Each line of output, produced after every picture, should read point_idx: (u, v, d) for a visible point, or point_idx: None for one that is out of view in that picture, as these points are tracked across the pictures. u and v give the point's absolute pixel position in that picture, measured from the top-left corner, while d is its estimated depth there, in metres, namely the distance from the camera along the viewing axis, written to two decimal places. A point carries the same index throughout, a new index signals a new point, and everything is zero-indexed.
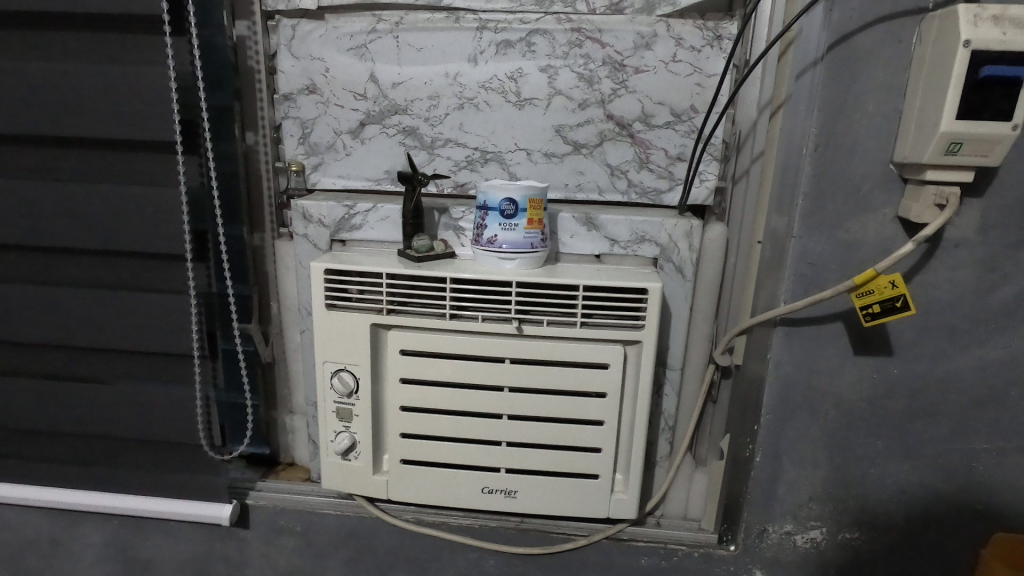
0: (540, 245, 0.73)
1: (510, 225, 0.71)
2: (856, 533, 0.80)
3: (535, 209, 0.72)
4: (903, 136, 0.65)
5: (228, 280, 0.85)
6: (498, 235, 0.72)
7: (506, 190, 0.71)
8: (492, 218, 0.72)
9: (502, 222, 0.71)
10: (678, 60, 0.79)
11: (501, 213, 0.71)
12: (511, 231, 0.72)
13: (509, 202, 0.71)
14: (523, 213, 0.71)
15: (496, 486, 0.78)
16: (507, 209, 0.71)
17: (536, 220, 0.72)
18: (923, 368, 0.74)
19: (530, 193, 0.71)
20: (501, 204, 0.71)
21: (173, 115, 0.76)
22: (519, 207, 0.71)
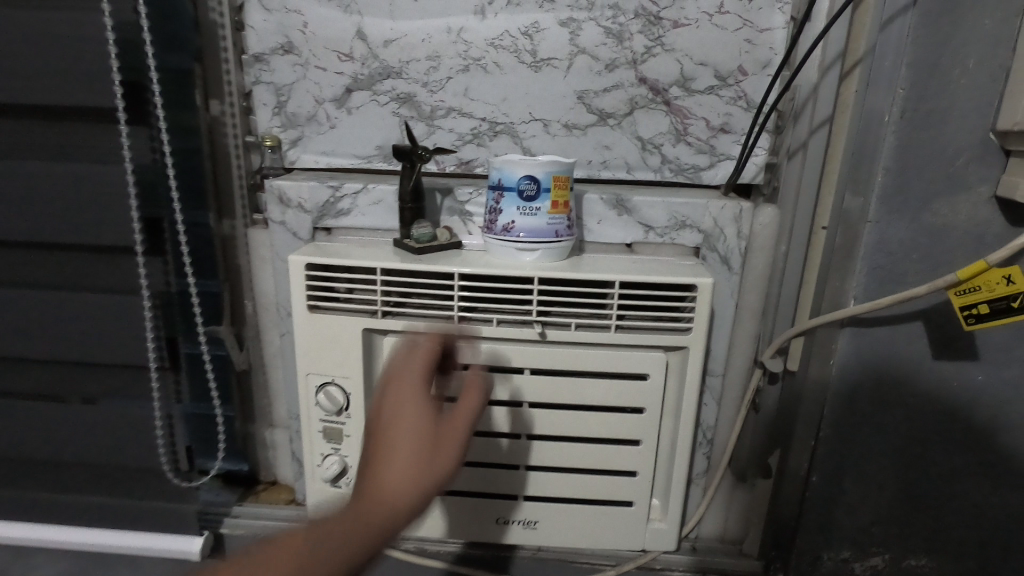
0: (566, 232, 0.61)
1: (530, 209, 0.59)
2: (924, 559, 0.70)
3: (561, 189, 0.59)
4: (1013, 98, 0.52)
5: (188, 275, 0.71)
6: (516, 221, 0.59)
7: (526, 166, 0.58)
8: (508, 200, 0.59)
9: (520, 205, 0.59)
10: (725, 12, 0.66)
11: (520, 194, 0.59)
12: (531, 216, 0.59)
13: (530, 180, 0.59)
14: (546, 194, 0.59)
15: (513, 516, 0.67)
16: (527, 190, 0.59)
17: (561, 203, 0.60)
18: (1013, 376, 0.63)
19: (556, 169, 0.59)
20: (519, 183, 0.59)
21: (112, 75, 0.62)
22: (542, 186, 0.59)
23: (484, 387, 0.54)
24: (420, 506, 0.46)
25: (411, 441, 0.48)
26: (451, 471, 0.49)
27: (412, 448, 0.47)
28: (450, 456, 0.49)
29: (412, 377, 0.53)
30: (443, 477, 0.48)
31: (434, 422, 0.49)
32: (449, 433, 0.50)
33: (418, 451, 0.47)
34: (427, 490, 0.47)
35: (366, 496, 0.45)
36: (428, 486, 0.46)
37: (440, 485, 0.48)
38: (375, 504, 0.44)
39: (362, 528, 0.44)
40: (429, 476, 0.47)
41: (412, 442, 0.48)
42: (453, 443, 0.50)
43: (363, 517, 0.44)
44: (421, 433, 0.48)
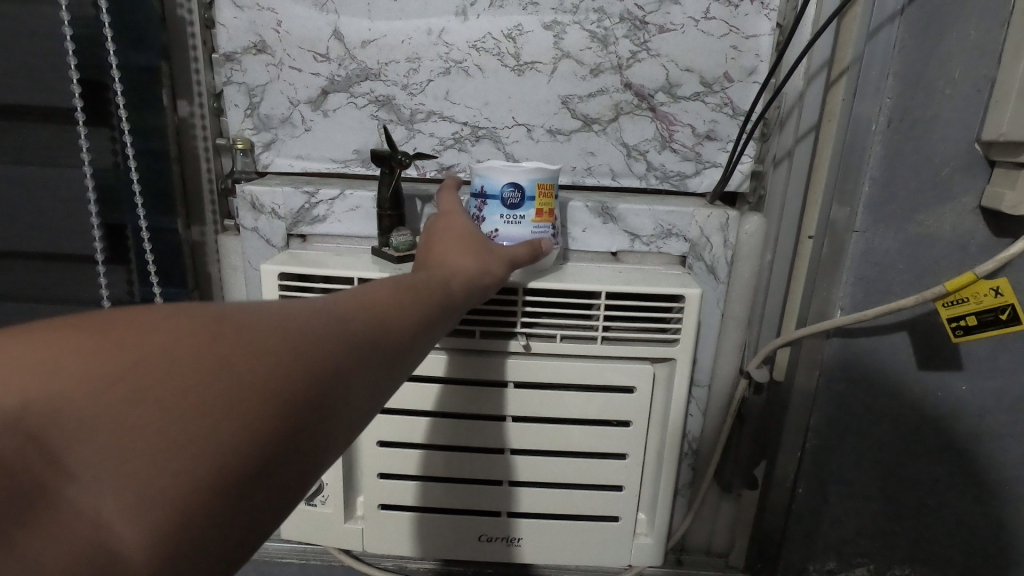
0: (551, 243, 0.59)
1: (514, 217, 0.57)
2: (908, 569, 0.70)
3: (545, 197, 0.58)
4: (999, 109, 0.52)
5: (154, 283, 0.68)
6: (499, 230, 0.57)
7: (509, 174, 0.56)
8: (491, 207, 0.57)
9: (503, 213, 0.57)
10: (711, 18, 0.65)
11: (503, 202, 0.57)
12: (515, 224, 0.57)
13: (514, 187, 0.57)
14: (530, 203, 0.57)
15: (496, 534, 0.65)
16: (511, 197, 0.57)
17: (545, 211, 0.58)
18: (996, 385, 0.63)
19: (541, 177, 0.57)
20: (503, 191, 0.57)
21: (69, 73, 0.59)
22: (526, 194, 0.57)
23: (545, 252, 0.57)
24: (479, 288, 0.47)
25: (468, 252, 0.49)
26: (503, 269, 0.51)
27: (469, 267, 0.47)
28: (504, 263, 0.51)
29: (468, 224, 0.54)
30: (495, 263, 0.50)
31: (490, 245, 0.51)
32: (505, 252, 0.52)
33: (474, 268, 0.48)
34: (485, 284, 0.48)
35: (432, 275, 0.44)
36: (473, 262, 0.48)
37: (493, 271, 0.49)
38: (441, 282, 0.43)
39: (434, 291, 0.42)
40: (482, 265, 0.49)
41: (466, 257, 0.48)
42: (507, 262, 0.52)
43: (433, 287, 0.42)
44: (479, 250, 0.50)
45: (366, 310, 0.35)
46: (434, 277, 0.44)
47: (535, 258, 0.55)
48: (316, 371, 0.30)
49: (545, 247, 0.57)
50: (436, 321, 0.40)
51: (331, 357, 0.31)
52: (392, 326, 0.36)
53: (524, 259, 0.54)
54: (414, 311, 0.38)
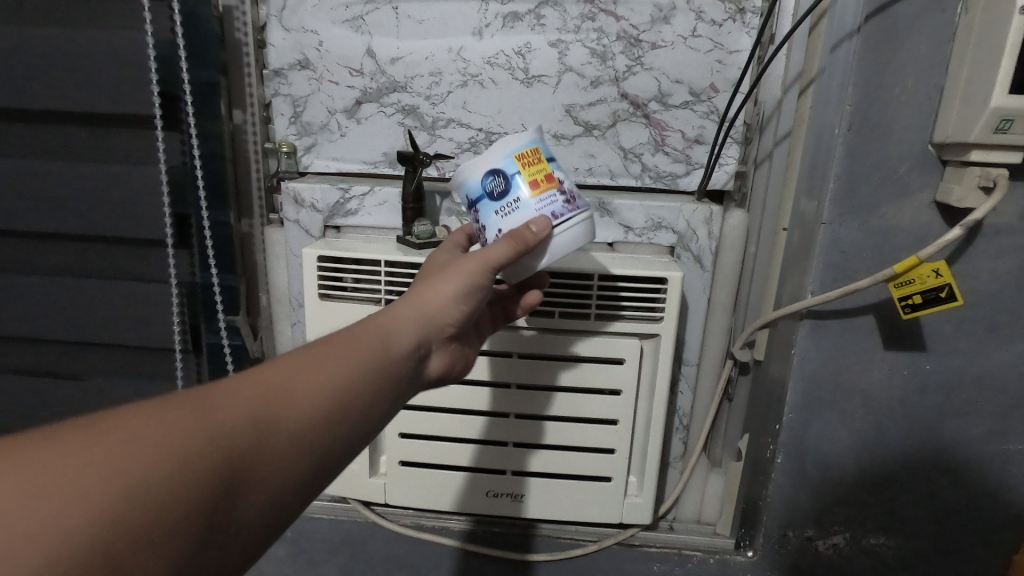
0: (564, 211, 0.51)
1: (508, 205, 0.51)
2: (883, 538, 0.76)
3: (529, 165, 0.51)
4: (945, 114, 0.59)
5: (212, 269, 0.79)
6: (502, 228, 0.51)
7: (481, 163, 0.51)
8: (484, 210, 0.52)
9: (496, 208, 0.51)
10: (698, 35, 0.73)
11: (489, 197, 0.51)
12: (515, 212, 0.51)
13: (495, 173, 0.51)
14: (517, 178, 0.51)
15: (502, 490, 0.74)
16: (496, 186, 0.51)
17: (538, 181, 0.51)
18: (958, 364, 0.69)
19: (512, 147, 0.51)
20: (483, 185, 0.51)
21: (151, 86, 0.71)
22: (508, 175, 0.51)
23: (538, 234, 0.49)
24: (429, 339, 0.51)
25: (421, 296, 0.52)
26: (462, 303, 0.52)
27: (417, 319, 0.50)
28: (464, 294, 0.52)
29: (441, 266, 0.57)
30: (453, 300, 0.52)
31: (449, 279, 0.53)
32: (478, 258, 0.51)
33: (421, 318, 0.51)
34: (439, 328, 0.52)
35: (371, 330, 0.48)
36: (422, 312, 0.51)
37: (446, 314, 0.52)
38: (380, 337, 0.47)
39: (367, 346, 0.46)
40: (432, 311, 0.51)
41: (415, 305, 0.51)
42: (474, 290, 0.52)
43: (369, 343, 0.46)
44: (434, 292, 0.52)
45: (272, 400, 0.39)
46: (371, 331, 0.47)
47: (524, 256, 0.50)
48: (205, 474, 0.34)
49: (530, 233, 0.49)
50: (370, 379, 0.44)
51: (226, 460, 0.35)
52: (304, 418, 0.40)
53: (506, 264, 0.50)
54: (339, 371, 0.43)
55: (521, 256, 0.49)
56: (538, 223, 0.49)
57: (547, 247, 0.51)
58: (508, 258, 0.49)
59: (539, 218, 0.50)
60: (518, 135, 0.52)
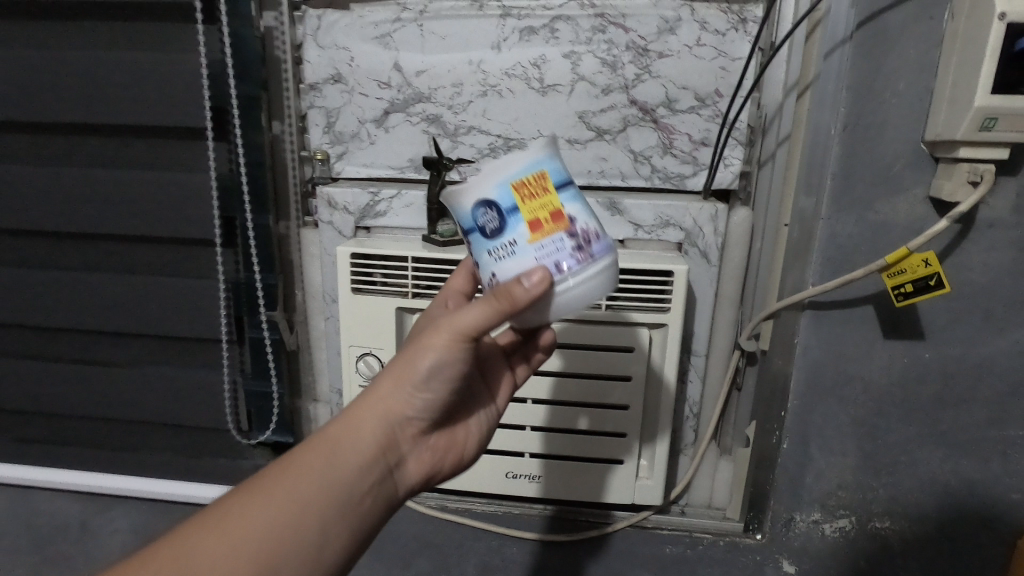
0: (570, 260, 0.48)
1: (502, 245, 0.48)
2: (887, 522, 0.79)
3: (527, 201, 0.48)
4: (935, 114, 0.64)
5: (255, 269, 0.86)
6: (496, 272, 0.49)
7: (476, 195, 0.49)
8: (477, 246, 0.50)
9: (491, 246, 0.49)
10: (702, 45, 0.78)
11: (483, 232, 0.49)
12: (510, 256, 0.48)
13: (490, 208, 0.48)
14: (514, 216, 0.48)
15: (521, 471, 0.81)
16: (489, 223, 0.49)
17: (538, 221, 0.48)
18: (956, 353, 0.72)
19: (509, 179, 0.48)
20: (478, 219, 0.49)
21: (203, 101, 0.79)
22: (505, 212, 0.48)
23: (532, 290, 0.46)
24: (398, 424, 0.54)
25: (374, 392, 0.53)
26: (422, 391, 0.53)
27: (373, 421, 0.53)
28: (423, 381, 0.52)
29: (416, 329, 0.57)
30: (408, 394, 0.53)
31: (399, 366, 0.53)
32: (450, 327, 0.50)
33: (376, 417, 0.53)
34: (401, 419, 0.54)
35: (317, 442, 0.52)
36: (373, 411, 0.53)
37: (406, 407, 0.54)
38: (326, 453, 0.51)
39: (314, 465, 0.50)
40: (386, 405, 0.53)
41: (367, 407, 0.53)
42: (432, 377, 0.52)
43: (317, 459, 0.50)
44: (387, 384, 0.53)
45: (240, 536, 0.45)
46: (321, 444, 0.51)
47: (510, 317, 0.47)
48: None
49: (519, 291, 0.46)
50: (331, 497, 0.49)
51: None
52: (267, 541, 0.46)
53: (490, 324, 0.48)
54: (284, 501, 0.48)
55: (508, 316, 0.47)
56: (532, 273, 0.46)
57: (550, 297, 0.48)
58: (491, 321, 0.48)
59: (536, 268, 0.47)
60: (519, 164, 0.48)
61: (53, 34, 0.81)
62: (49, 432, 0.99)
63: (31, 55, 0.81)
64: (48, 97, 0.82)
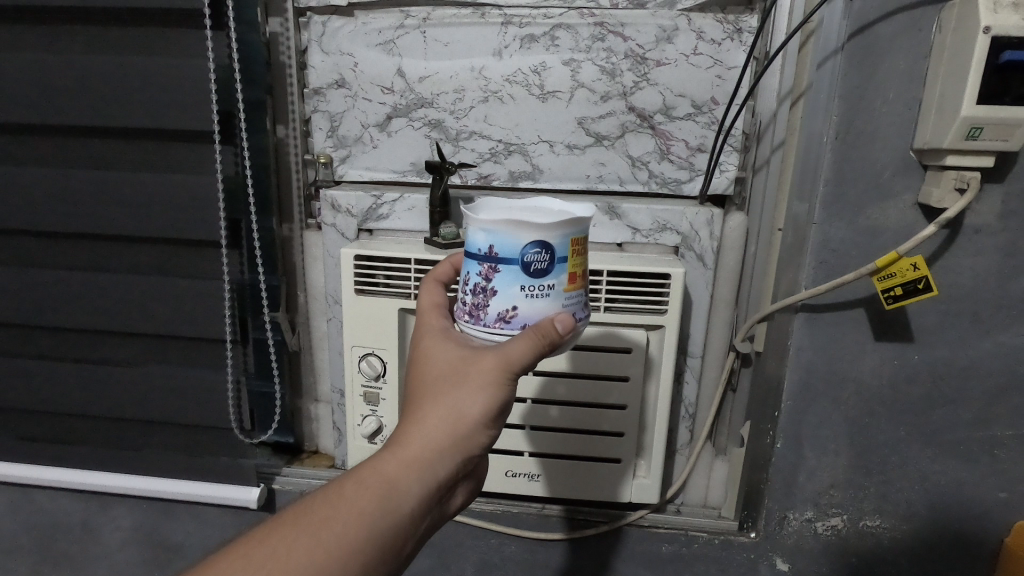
0: (583, 314, 0.54)
1: (543, 287, 0.51)
2: (878, 521, 0.80)
3: (575, 256, 0.53)
4: (924, 122, 0.66)
5: (260, 270, 0.88)
6: (519, 306, 0.52)
7: (540, 234, 0.51)
8: (511, 277, 0.51)
9: (530, 283, 0.51)
10: (699, 53, 0.80)
11: (529, 269, 0.51)
12: (542, 297, 0.52)
13: (544, 250, 0.51)
14: (561, 266, 0.52)
15: (520, 470, 0.82)
16: (537, 263, 0.51)
17: (575, 275, 0.53)
18: (944, 355, 0.74)
19: (569, 232, 0.52)
20: (528, 255, 0.51)
21: (211, 105, 0.80)
22: (556, 258, 0.51)
23: (567, 333, 0.51)
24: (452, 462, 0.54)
25: (435, 428, 0.53)
26: (485, 427, 0.54)
27: (438, 461, 0.52)
28: (487, 418, 0.53)
29: (463, 353, 0.54)
30: (473, 432, 0.53)
31: (464, 404, 0.52)
32: (500, 362, 0.51)
33: (439, 456, 0.52)
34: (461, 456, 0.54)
35: (376, 479, 0.50)
36: (437, 449, 0.52)
37: (469, 446, 0.54)
38: (390, 492, 0.50)
39: (380, 504, 0.50)
40: (450, 443, 0.53)
41: (429, 446, 0.52)
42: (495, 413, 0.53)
43: (381, 499, 0.50)
44: (451, 420, 0.53)
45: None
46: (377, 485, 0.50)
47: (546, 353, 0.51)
48: None
49: (556, 330, 0.50)
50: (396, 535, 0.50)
51: None
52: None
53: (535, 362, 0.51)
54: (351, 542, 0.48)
55: (546, 353, 0.51)
56: (566, 319, 0.51)
57: (568, 342, 0.53)
58: (535, 361, 0.51)
59: (565, 314, 0.52)
60: (580, 221, 0.53)
61: (61, 37, 0.82)
62: (51, 431, 1.00)
63: (40, 59, 0.82)
64: (56, 99, 0.83)
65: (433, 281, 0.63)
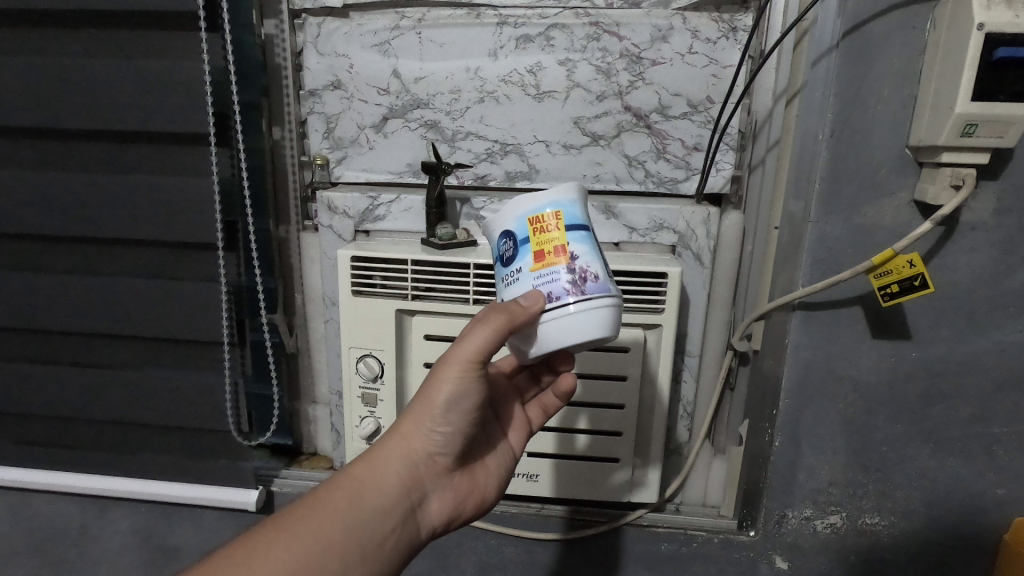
0: (563, 293, 0.50)
1: (510, 271, 0.53)
2: (877, 518, 0.80)
3: (537, 233, 0.52)
4: (918, 120, 0.66)
5: (257, 273, 0.88)
6: (503, 297, 0.54)
7: (499, 223, 0.54)
8: (495, 271, 0.56)
9: (502, 271, 0.54)
10: (694, 52, 0.80)
11: (499, 258, 0.54)
12: (516, 282, 0.53)
13: (508, 238, 0.54)
14: (524, 247, 0.52)
15: (518, 470, 0.82)
16: (506, 251, 0.54)
17: (543, 254, 0.52)
18: (941, 352, 0.74)
19: (526, 213, 0.53)
20: (498, 245, 0.55)
21: (206, 107, 0.80)
22: (516, 240, 0.53)
23: (525, 310, 0.50)
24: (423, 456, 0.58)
25: (394, 427, 0.58)
26: (441, 423, 0.57)
27: (396, 458, 0.57)
28: (441, 413, 0.56)
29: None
30: (429, 429, 0.57)
31: (416, 401, 0.57)
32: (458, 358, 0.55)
33: (398, 452, 0.57)
34: (422, 453, 0.58)
35: (347, 477, 0.56)
36: (395, 445, 0.57)
37: (427, 443, 0.58)
38: (357, 487, 0.55)
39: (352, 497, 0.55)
40: (406, 439, 0.58)
41: (395, 444, 0.57)
42: (448, 408, 0.56)
43: (346, 496, 0.55)
44: (412, 421, 0.57)
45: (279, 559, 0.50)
46: (346, 481, 0.56)
47: (511, 334, 0.51)
48: None
49: (517, 307, 0.51)
50: (359, 531, 0.54)
51: None
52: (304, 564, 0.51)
53: (498, 343, 0.52)
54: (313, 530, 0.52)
55: (507, 333, 0.51)
56: (528, 297, 0.51)
57: (539, 323, 0.51)
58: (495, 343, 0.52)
59: (530, 294, 0.51)
60: (538, 199, 0.53)
61: (56, 40, 0.82)
62: (48, 434, 1.00)
63: (35, 62, 0.82)
64: (51, 102, 0.83)
65: None
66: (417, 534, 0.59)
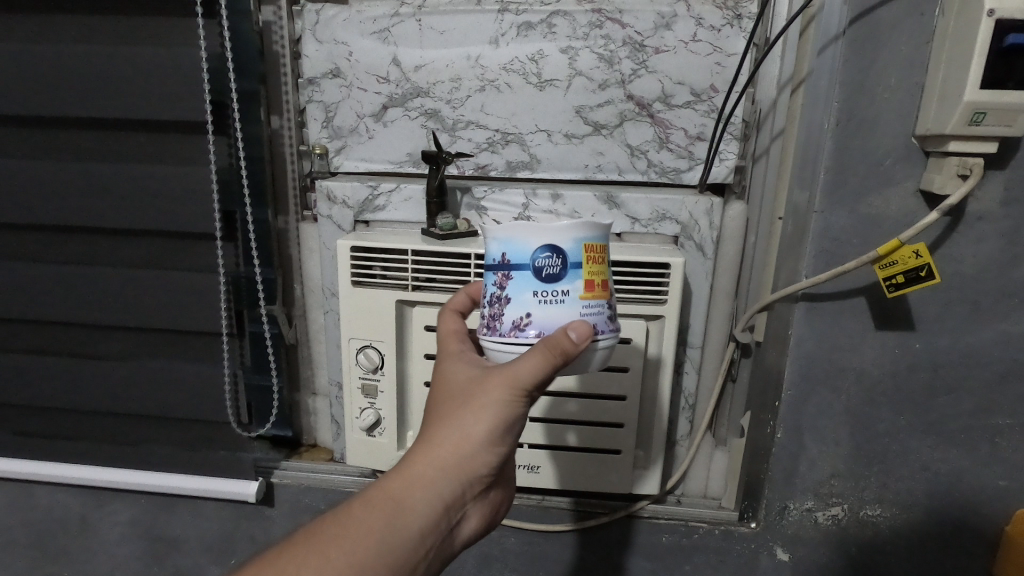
0: (606, 327, 0.53)
1: (556, 292, 0.52)
2: (879, 510, 0.80)
3: (590, 262, 0.53)
4: (926, 108, 0.65)
5: (255, 263, 0.87)
6: (533, 312, 0.52)
7: (551, 238, 0.52)
8: (525, 282, 0.52)
9: (544, 286, 0.52)
10: (698, 40, 0.79)
11: (541, 272, 0.52)
12: (556, 304, 0.52)
13: (556, 255, 0.52)
14: (575, 272, 0.52)
15: (520, 462, 0.82)
16: (550, 267, 0.52)
17: (592, 283, 0.53)
18: (945, 343, 0.74)
19: (582, 238, 0.53)
20: (542, 259, 0.52)
21: (204, 95, 0.79)
22: (568, 263, 0.52)
23: (585, 338, 0.50)
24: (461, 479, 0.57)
25: (436, 449, 0.55)
26: (491, 447, 0.56)
27: (434, 481, 0.55)
28: (492, 438, 0.55)
29: (465, 376, 0.57)
30: (472, 452, 0.56)
31: (467, 424, 0.55)
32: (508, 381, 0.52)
33: (442, 475, 0.55)
34: (471, 478, 0.56)
35: (384, 496, 0.54)
36: (443, 468, 0.55)
37: (468, 467, 0.56)
38: (395, 508, 0.53)
39: (389, 518, 0.53)
40: (455, 463, 0.55)
41: (434, 465, 0.55)
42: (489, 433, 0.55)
43: (383, 516, 0.53)
44: (452, 443, 0.55)
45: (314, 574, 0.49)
46: (383, 500, 0.54)
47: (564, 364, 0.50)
48: None
49: (568, 341, 0.49)
50: (399, 555, 0.53)
51: None
52: None
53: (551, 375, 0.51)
54: (360, 559, 0.51)
55: (560, 366, 0.50)
56: (581, 326, 0.50)
57: (584, 354, 0.52)
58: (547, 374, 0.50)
59: (580, 323, 0.51)
60: (594, 228, 0.53)
61: (49, 27, 0.81)
62: (44, 426, 0.99)
63: (27, 49, 0.81)
64: (45, 90, 0.82)
65: (451, 311, 0.65)
66: (448, 553, 0.58)
